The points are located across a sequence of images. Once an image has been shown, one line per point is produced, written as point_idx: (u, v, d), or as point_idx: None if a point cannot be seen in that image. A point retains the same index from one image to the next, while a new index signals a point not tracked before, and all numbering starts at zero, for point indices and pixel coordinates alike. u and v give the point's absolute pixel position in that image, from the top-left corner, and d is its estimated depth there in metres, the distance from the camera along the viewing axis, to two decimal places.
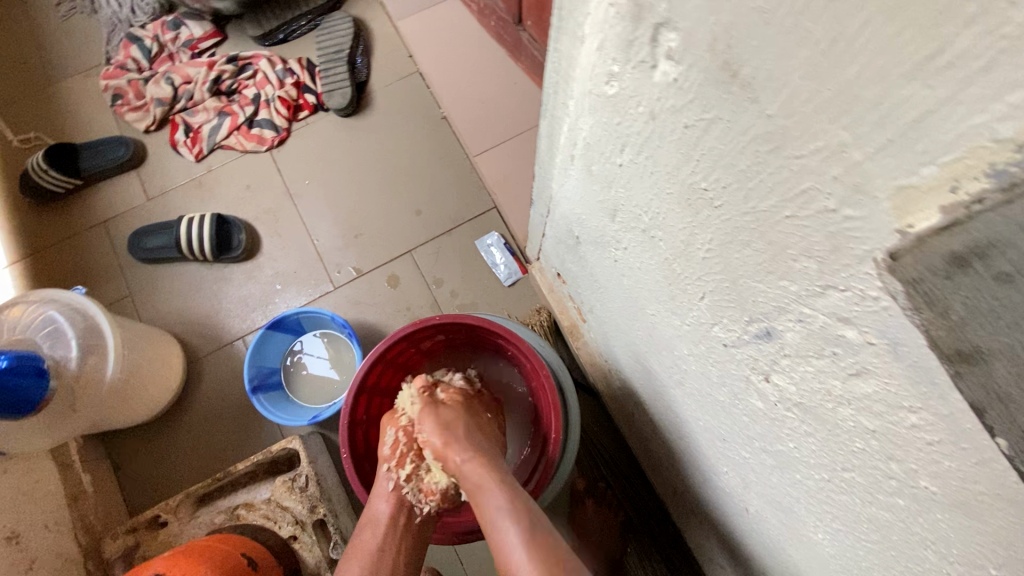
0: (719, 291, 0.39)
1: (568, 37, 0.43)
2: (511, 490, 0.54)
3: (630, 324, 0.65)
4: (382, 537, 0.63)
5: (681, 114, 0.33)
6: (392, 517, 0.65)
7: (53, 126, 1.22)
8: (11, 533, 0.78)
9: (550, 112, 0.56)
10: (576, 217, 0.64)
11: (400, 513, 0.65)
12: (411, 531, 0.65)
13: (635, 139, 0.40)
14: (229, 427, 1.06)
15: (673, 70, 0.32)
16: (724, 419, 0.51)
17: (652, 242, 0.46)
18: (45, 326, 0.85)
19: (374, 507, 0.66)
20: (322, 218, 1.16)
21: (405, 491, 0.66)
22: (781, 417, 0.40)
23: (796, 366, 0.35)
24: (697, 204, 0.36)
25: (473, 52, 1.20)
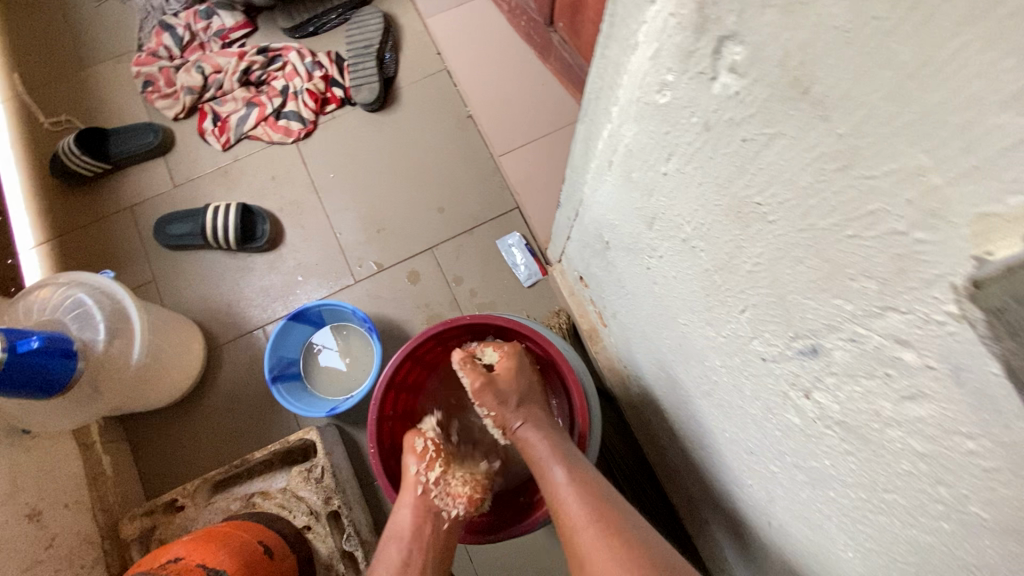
0: (763, 305, 0.39)
1: (618, 43, 0.43)
2: (568, 461, 0.63)
3: (657, 332, 0.65)
4: (409, 547, 0.65)
5: (739, 128, 0.33)
6: (418, 529, 0.66)
7: (84, 110, 1.24)
8: (33, 510, 0.79)
9: (589, 117, 0.56)
10: (607, 223, 0.64)
11: (425, 523, 0.66)
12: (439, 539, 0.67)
13: (684, 150, 0.40)
14: (246, 415, 1.07)
15: (735, 83, 0.31)
16: (753, 433, 0.51)
17: (691, 253, 0.46)
18: (73, 308, 0.86)
19: (398, 519, 0.67)
20: (345, 212, 1.17)
21: (432, 497, 0.68)
22: (819, 434, 0.40)
23: (842, 385, 0.35)
24: (747, 217, 0.36)
25: (502, 52, 1.20)
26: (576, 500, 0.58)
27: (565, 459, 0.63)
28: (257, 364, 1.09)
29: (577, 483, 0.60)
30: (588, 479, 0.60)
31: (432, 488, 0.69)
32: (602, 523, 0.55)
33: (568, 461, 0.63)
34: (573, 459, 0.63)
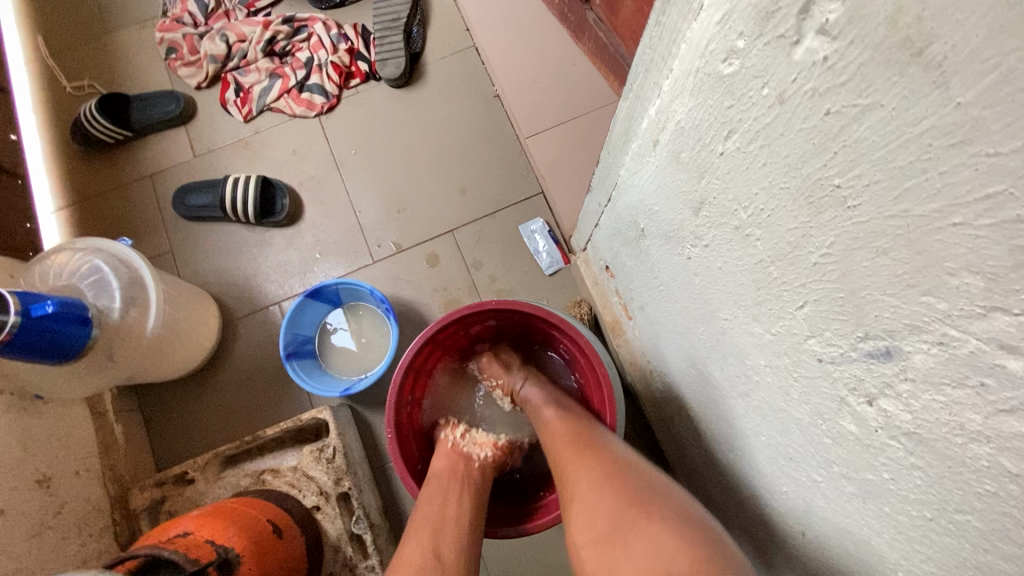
0: (827, 301, 0.36)
1: (677, 8, 0.40)
2: (557, 405, 0.70)
3: (691, 327, 0.62)
4: (446, 483, 0.65)
5: (823, 99, 0.29)
6: (452, 468, 0.68)
7: (106, 75, 1.22)
8: (43, 476, 0.80)
9: (635, 93, 0.52)
10: (645, 208, 0.60)
11: (458, 463, 0.69)
12: (473, 477, 0.67)
13: (748, 126, 0.36)
14: (259, 391, 1.05)
15: (825, 46, 0.28)
16: (796, 438, 0.48)
17: (744, 241, 0.43)
18: (90, 274, 0.85)
19: (434, 465, 0.70)
20: (366, 190, 1.14)
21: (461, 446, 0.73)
22: (880, 444, 0.37)
23: (918, 393, 0.31)
24: (821, 202, 0.32)
25: (534, 31, 1.16)
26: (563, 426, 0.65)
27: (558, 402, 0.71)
28: (272, 340, 1.08)
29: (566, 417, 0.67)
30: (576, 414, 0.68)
31: (461, 442, 0.74)
32: (584, 441, 0.61)
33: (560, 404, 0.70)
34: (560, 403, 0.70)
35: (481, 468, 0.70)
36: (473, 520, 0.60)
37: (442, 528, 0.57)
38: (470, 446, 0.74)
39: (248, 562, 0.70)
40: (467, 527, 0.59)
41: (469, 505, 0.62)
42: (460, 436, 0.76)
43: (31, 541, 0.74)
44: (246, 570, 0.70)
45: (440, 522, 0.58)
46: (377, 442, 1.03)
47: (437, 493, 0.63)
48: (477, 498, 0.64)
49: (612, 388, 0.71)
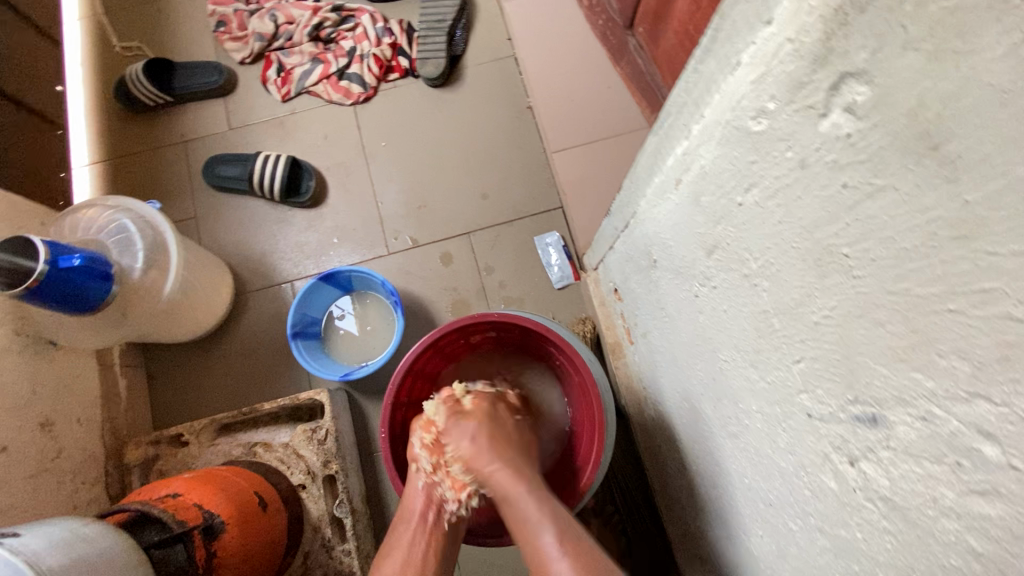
0: (822, 361, 0.37)
1: (716, 59, 0.41)
2: (561, 528, 0.58)
3: (690, 363, 0.63)
4: (412, 534, 0.67)
5: (841, 172, 0.31)
6: (423, 514, 0.68)
7: (156, 39, 1.26)
8: (47, 420, 0.84)
9: (664, 132, 0.54)
10: (660, 241, 0.62)
11: (429, 512, 0.68)
12: (441, 531, 0.68)
13: (769, 183, 0.38)
14: (261, 365, 1.08)
15: (850, 123, 0.29)
16: (777, 485, 0.49)
17: (751, 290, 0.44)
18: (116, 232, 0.87)
19: (409, 501, 0.69)
20: (390, 183, 1.16)
21: (436, 488, 0.68)
22: (856, 505, 0.38)
23: (898, 462, 0.33)
24: (828, 267, 0.34)
25: (574, 48, 1.18)
26: (557, 554, 0.56)
27: (547, 510, 0.60)
28: (280, 317, 1.10)
29: (557, 534, 0.58)
30: (569, 526, 0.59)
31: (435, 482, 0.69)
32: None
33: (550, 511, 0.60)
34: (564, 522, 0.59)
35: (452, 522, 0.68)
36: None
37: None
38: (445, 489, 0.68)
39: (232, 531, 0.72)
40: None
41: None
42: (433, 471, 0.69)
43: (26, 481, 0.77)
44: (229, 537, 0.72)
45: None
46: (369, 430, 1.05)
47: (403, 546, 0.66)
48: (442, 554, 0.67)
49: (602, 409, 0.72)
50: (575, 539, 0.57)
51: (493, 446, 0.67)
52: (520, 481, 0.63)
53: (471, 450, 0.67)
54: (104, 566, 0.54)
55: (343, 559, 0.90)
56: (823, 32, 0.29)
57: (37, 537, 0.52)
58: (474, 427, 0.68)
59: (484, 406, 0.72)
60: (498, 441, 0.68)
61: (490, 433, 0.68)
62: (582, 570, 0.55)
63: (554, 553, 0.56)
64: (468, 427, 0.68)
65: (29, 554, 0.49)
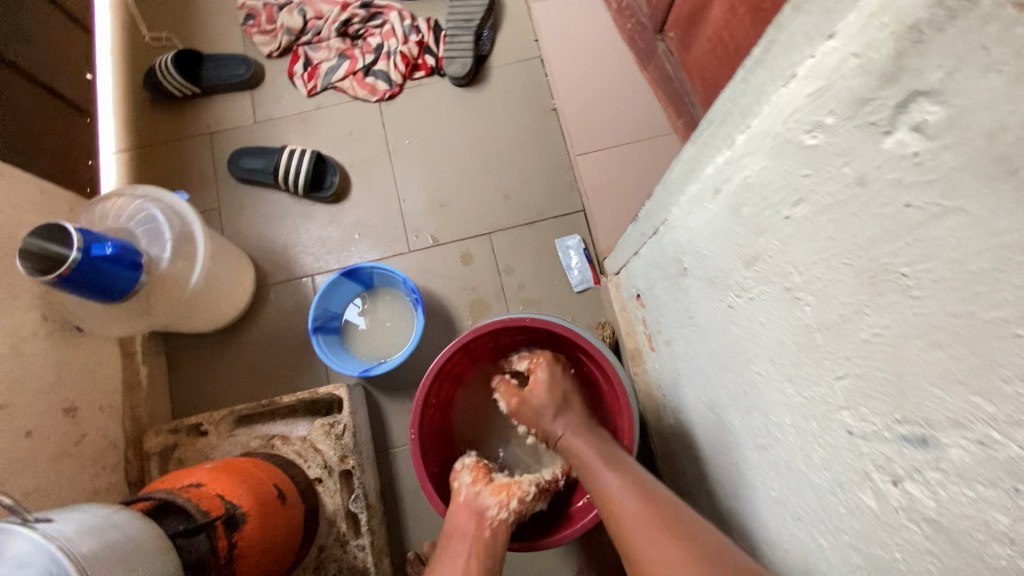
0: (869, 379, 0.37)
1: (768, 71, 0.41)
2: (621, 470, 0.63)
3: (718, 373, 0.63)
4: (459, 545, 0.67)
5: (904, 191, 0.30)
6: (464, 527, 0.69)
7: (185, 31, 1.26)
8: (70, 405, 0.85)
9: (704, 140, 0.54)
10: (693, 249, 0.61)
11: (473, 522, 0.69)
12: (486, 543, 0.68)
13: (821, 198, 0.37)
14: (280, 357, 1.08)
15: (918, 143, 0.29)
16: (809, 501, 0.48)
17: (793, 304, 0.44)
18: (145, 221, 0.88)
19: (450, 519, 0.70)
20: (413, 181, 1.16)
21: (478, 498, 0.71)
22: (896, 525, 0.38)
23: (948, 484, 0.32)
24: (882, 285, 0.34)
25: (601, 52, 1.18)
26: (620, 492, 0.60)
27: (610, 460, 0.65)
28: (299, 311, 1.11)
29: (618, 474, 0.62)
30: (627, 468, 0.63)
31: (477, 494, 0.72)
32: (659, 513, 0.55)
33: (612, 460, 0.65)
34: (625, 467, 0.63)
35: (495, 530, 0.69)
36: None
37: None
38: (487, 499, 0.71)
39: (252, 522, 0.73)
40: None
41: None
42: (474, 484, 0.73)
43: (50, 465, 0.78)
44: (249, 529, 0.72)
45: None
46: (385, 426, 1.05)
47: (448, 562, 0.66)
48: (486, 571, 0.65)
49: (631, 417, 0.73)
50: (637, 479, 0.61)
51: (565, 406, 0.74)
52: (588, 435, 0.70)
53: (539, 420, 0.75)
54: (135, 553, 0.54)
55: (357, 554, 0.90)
56: (894, 49, 0.29)
57: (69, 523, 0.52)
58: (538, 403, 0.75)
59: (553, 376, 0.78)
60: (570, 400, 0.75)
61: (552, 400, 0.75)
62: (645, 499, 0.58)
63: (615, 485, 0.61)
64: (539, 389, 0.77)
65: (62, 540, 0.49)
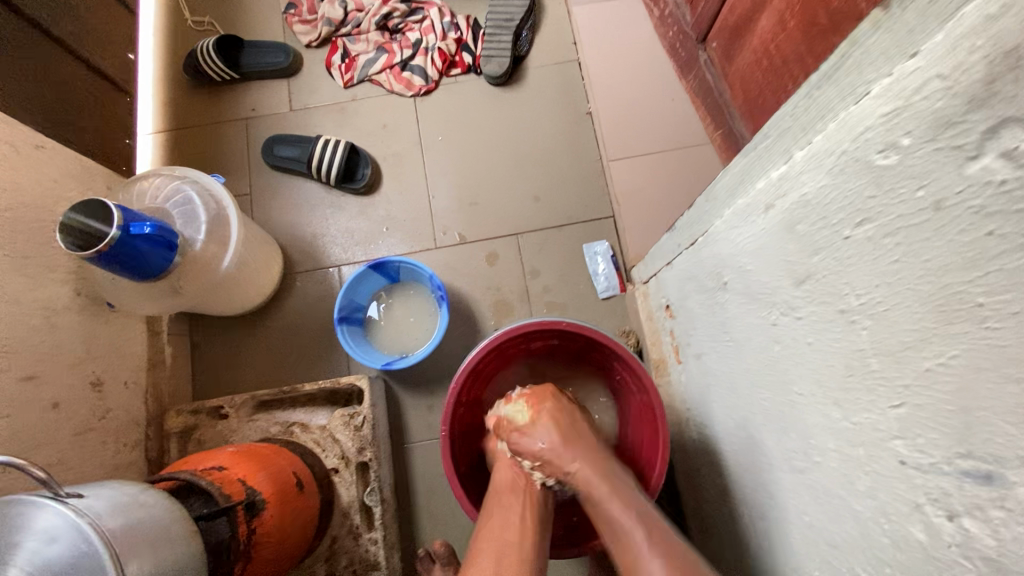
0: (930, 411, 0.36)
1: (837, 87, 0.40)
2: (646, 525, 0.60)
3: (753, 391, 0.62)
4: (509, 501, 0.68)
5: (988, 219, 0.29)
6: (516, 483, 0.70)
7: (226, 16, 1.28)
8: (97, 380, 0.86)
9: (758, 153, 0.53)
10: (735, 264, 0.60)
11: (521, 479, 0.70)
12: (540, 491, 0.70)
13: (889, 220, 0.36)
14: (302, 346, 1.09)
15: (1007, 170, 0.28)
16: (848, 528, 0.47)
17: (846, 327, 0.43)
18: (180, 203, 0.89)
19: (500, 474, 0.72)
20: (444, 178, 1.16)
21: (524, 458, 0.73)
22: (948, 562, 0.36)
23: (1013, 524, 0.31)
24: (953, 314, 0.33)
25: (641, 58, 1.17)
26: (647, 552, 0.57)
27: (637, 513, 0.61)
28: (324, 301, 1.11)
29: (650, 542, 0.58)
30: (661, 534, 0.59)
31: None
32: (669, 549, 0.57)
33: (635, 511, 0.61)
34: (653, 524, 0.60)
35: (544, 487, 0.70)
36: (534, 552, 0.62)
37: (506, 555, 0.60)
38: (533, 458, 0.73)
39: (271, 509, 0.73)
40: (529, 554, 0.61)
41: (531, 542, 0.62)
42: (519, 446, 0.75)
43: (74, 438, 0.79)
44: (268, 515, 0.72)
45: (501, 556, 0.60)
46: (402, 421, 1.05)
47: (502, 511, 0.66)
48: (541, 526, 0.65)
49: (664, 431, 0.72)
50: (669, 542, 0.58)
51: (576, 444, 0.69)
52: (607, 480, 0.65)
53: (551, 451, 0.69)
54: (160, 534, 0.54)
55: (369, 547, 0.90)
56: (988, 72, 0.28)
57: (99, 499, 0.52)
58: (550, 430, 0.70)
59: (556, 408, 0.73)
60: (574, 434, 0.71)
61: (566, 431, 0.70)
62: (672, 563, 0.56)
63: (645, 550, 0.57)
64: (541, 424, 0.71)
65: (93, 516, 0.49)
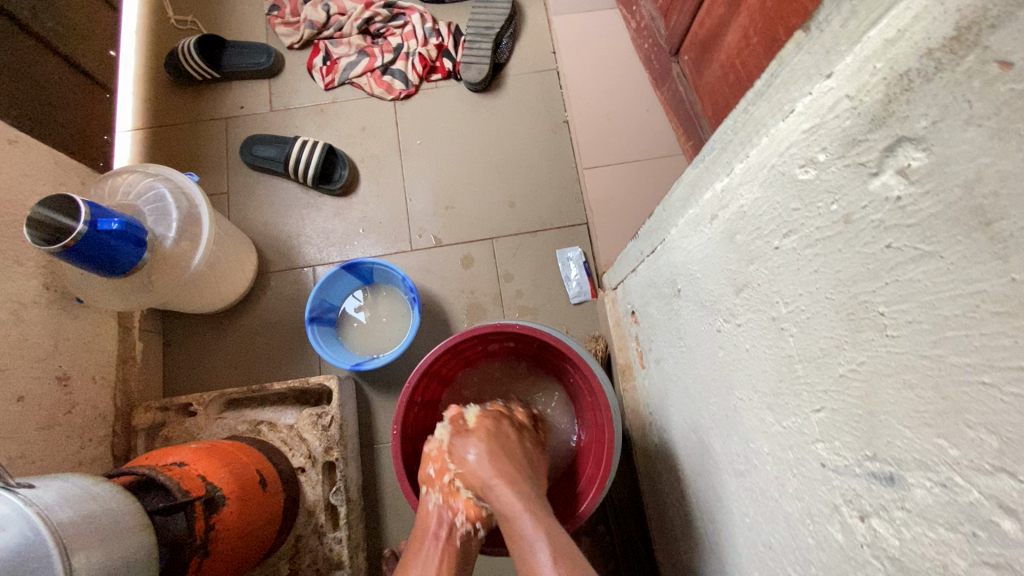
0: (843, 414, 0.37)
1: (768, 103, 0.42)
2: (553, 536, 0.58)
3: (702, 395, 0.63)
4: (430, 549, 0.66)
5: (887, 233, 0.31)
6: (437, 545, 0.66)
7: (209, 16, 1.29)
8: (64, 375, 0.86)
9: (705, 165, 0.54)
10: (687, 271, 0.62)
11: (442, 530, 0.67)
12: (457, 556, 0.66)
13: (809, 232, 0.38)
14: (275, 344, 1.10)
15: (901, 186, 0.30)
16: (780, 530, 0.49)
17: (777, 334, 0.44)
18: (153, 200, 0.89)
19: (425, 518, 0.69)
20: (421, 181, 1.18)
21: (446, 512, 0.68)
22: (861, 561, 0.38)
23: (911, 524, 0.33)
24: (861, 322, 0.34)
25: (617, 68, 1.19)
26: (549, 568, 0.55)
27: (546, 526, 0.59)
28: (298, 300, 1.12)
29: (554, 562, 0.55)
30: (567, 556, 0.56)
31: (445, 506, 0.69)
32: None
33: (544, 525, 0.59)
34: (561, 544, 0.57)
35: (465, 540, 0.67)
36: None
37: None
38: (456, 509, 0.68)
39: (231, 506, 0.73)
40: None
41: None
42: (444, 497, 0.69)
43: (38, 433, 0.79)
44: (227, 512, 0.73)
45: None
46: (372, 421, 1.06)
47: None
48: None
49: (612, 427, 0.73)
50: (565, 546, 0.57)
51: (499, 456, 0.68)
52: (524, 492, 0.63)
53: (474, 464, 0.68)
54: (111, 527, 0.54)
55: (333, 546, 0.91)
56: (886, 93, 0.30)
57: (50, 491, 0.52)
58: (485, 433, 0.72)
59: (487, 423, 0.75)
60: (504, 454, 0.69)
61: (495, 442, 0.70)
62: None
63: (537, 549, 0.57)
64: (473, 439, 0.71)
65: (42, 507, 0.49)
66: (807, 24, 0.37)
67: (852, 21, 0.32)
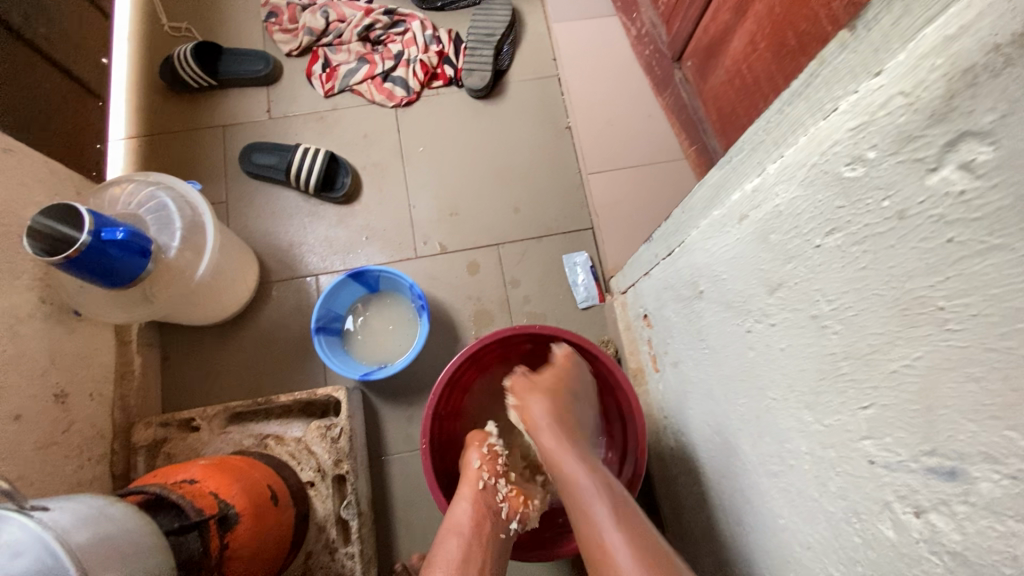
0: (897, 411, 0.38)
1: (807, 102, 0.43)
2: (614, 504, 0.59)
3: (729, 396, 0.63)
4: (467, 543, 0.64)
5: (948, 227, 0.31)
6: (477, 526, 0.66)
7: (205, 23, 1.26)
8: (61, 392, 0.82)
9: (732, 166, 0.55)
10: (710, 273, 0.62)
11: (485, 520, 0.67)
12: (494, 544, 0.66)
13: (856, 229, 0.38)
14: (279, 356, 1.07)
15: (964, 181, 0.30)
16: (821, 529, 0.48)
17: (818, 332, 0.45)
18: (155, 210, 0.87)
19: (458, 513, 0.68)
20: (424, 188, 1.17)
21: (494, 495, 0.70)
22: (916, 557, 0.37)
23: (975, 518, 0.32)
24: (916, 317, 0.35)
25: (619, 75, 1.20)
26: (610, 527, 0.57)
27: (603, 485, 0.61)
28: (301, 310, 1.10)
29: (615, 516, 0.58)
30: (623, 509, 0.58)
31: (493, 490, 0.71)
32: (644, 545, 0.54)
33: (599, 484, 0.61)
34: (620, 504, 0.59)
35: (504, 534, 0.68)
36: None
37: None
38: (502, 494, 0.71)
39: (245, 523, 0.71)
40: None
41: None
42: (492, 478, 0.72)
43: (36, 452, 0.76)
44: (241, 530, 0.70)
45: None
46: (380, 433, 1.04)
47: (455, 557, 0.63)
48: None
49: (642, 419, 0.73)
50: (626, 514, 0.58)
51: (549, 401, 0.70)
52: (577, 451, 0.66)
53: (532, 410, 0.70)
54: (128, 549, 0.52)
55: (345, 562, 0.88)
56: (945, 89, 0.30)
57: (66, 512, 0.49)
58: (545, 382, 0.73)
59: (561, 370, 0.75)
60: (556, 400, 0.71)
61: (556, 387, 0.72)
62: (637, 542, 0.55)
63: (608, 533, 0.56)
64: (542, 380, 0.73)
65: (59, 530, 0.47)
66: (853, 24, 0.37)
67: (905, 20, 0.33)
